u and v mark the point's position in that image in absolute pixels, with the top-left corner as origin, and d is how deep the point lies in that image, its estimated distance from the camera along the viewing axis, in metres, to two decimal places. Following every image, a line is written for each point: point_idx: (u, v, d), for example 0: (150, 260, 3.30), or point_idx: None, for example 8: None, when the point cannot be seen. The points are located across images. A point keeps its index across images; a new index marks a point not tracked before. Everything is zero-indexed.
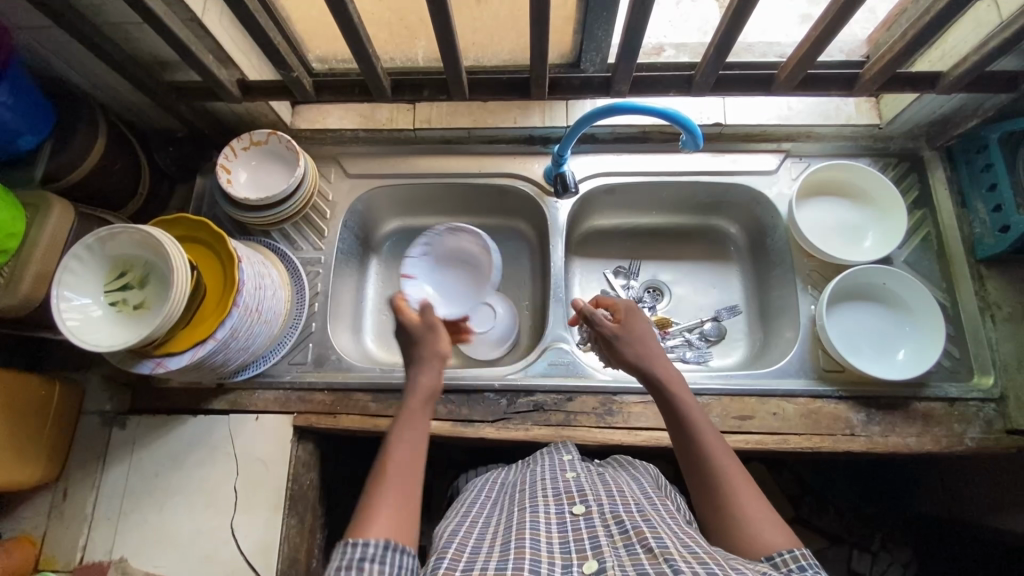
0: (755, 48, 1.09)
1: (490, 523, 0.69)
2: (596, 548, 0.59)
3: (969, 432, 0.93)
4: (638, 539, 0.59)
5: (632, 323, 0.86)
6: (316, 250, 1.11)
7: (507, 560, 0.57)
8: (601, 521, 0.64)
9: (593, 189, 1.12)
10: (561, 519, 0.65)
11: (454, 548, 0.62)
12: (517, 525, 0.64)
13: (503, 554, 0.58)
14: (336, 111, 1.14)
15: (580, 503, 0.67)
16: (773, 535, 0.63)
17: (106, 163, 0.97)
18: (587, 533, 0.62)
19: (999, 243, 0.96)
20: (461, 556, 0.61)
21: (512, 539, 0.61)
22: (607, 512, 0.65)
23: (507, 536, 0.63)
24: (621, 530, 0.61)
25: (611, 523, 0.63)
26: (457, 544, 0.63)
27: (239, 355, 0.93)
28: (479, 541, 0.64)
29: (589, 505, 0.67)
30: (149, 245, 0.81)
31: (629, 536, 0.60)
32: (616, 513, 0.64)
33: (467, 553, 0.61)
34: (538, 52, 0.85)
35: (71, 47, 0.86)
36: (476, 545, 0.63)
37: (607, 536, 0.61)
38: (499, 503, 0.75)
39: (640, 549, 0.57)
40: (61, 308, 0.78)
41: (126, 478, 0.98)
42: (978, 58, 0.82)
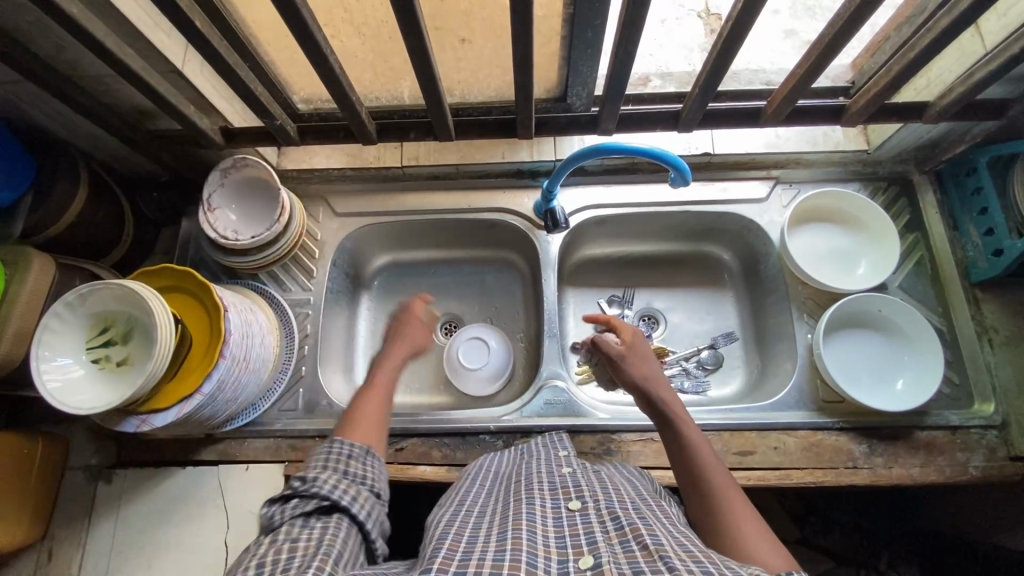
0: (740, 76, 1.09)
1: (485, 511, 0.65)
2: (592, 543, 0.56)
3: (972, 460, 0.92)
4: (633, 536, 0.56)
5: (637, 347, 0.88)
6: (305, 291, 1.09)
7: (503, 552, 0.54)
8: (597, 517, 0.60)
9: (584, 222, 1.11)
10: (556, 514, 0.61)
11: (451, 538, 0.58)
12: (513, 515, 0.61)
13: (499, 544, 0.55)
14: (323, 151, 1.14)
15: (576, 498, 0.64)
16: (771, 557, 0.60)
17: (89, 213, 0.95)
18: (583, 528, 0.58)
19: (994, 267, 0.96)
20: (455, 545, 0.57)
21: (507, 529, 0.58)
22: (603, 508, 0.62)
23: (502, 526, 0.59)
24: (617, 526, 0.58)
25: (607, 519, 0.60)
26: (454, 535, 0.59)
27: (228, 406, 0.91)
28: (475, 530, 0.59)
29: (586, 500, 0.64)
30: (130, 299, 0.79)
31: (625, 532, 0.57)
32: (612, 509, 0.62)
33: (462, 543, 0.57)
34: (523, 92, 0.84)
35: (47, 100, 0.85)
36: (471, 535, 0.59)
37: (603, 532, 0.58)
38: (490, 492, 0.72)
39: (635, 546, 0.54)
40: (42, 370, 0.76)
41: (113, 535, 0.95)
42: (964, 89, 0.81)
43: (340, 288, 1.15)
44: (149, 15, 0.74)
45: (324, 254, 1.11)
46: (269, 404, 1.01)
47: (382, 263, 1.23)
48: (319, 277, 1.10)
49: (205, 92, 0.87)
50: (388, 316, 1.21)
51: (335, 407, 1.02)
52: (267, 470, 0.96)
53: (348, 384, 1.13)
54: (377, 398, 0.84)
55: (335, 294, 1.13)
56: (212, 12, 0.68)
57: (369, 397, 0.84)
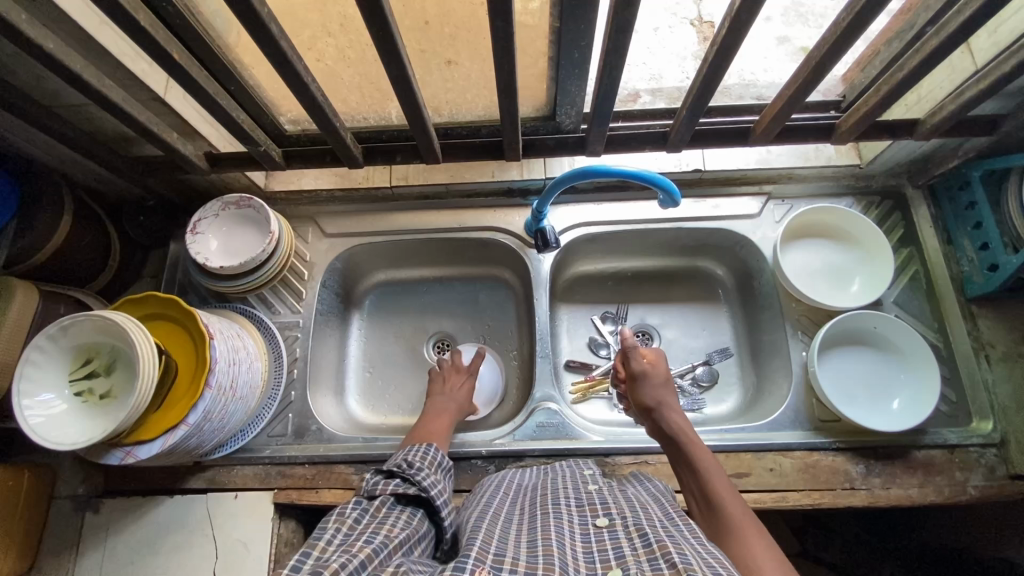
0: (731, 91, 1.07)
1: (513, 520, 0.66)
2: (621, 558, 0.56)
3: (971, 480, 0.91)
4: (661, 554, 0.54)
5: (657, 369, 0.91)
6: (294, 314, 1.07)
7: (535, 557, 0.55)
8: (625, 534, 0.60)
9: (575, 240, 1.10)
10: (584, 530, 0.62)
11: (486, 532, 0.60)
12: (542, 529, 0.61)
13: (531, 550, 0.57)
14: (311, 171, 1.13)
15: (604, 516, 0.64)
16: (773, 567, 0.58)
17: (74, 240, 0.94)
18: (611, 544, 0.58)
19: (988, 283, 0.95)
20: (490, 539, 0.59)
21: (539, 539, 0.59)
22: (630, 525, 0.61)
23: (533, 535, 0.60)
24: (645, 544, 0.56)
25: (635, 537, 0.58)
26: (488, 531, 0.61)
27: (215, 435, 0.89)
28: (505, 534, 0.61)
29: (613, 518, 0.63)
30: (113, 330, 0.78)
31: (652, 550, 0.55)
32: (640, 527, 0.60)
33: (495, 538, 0.59)
34: (510, 114, 0.83)
35: (28, 129, 0.84)
36: (504, 536, 0.61)
37: (631, 549, 0.56)
38: (517, 502, 0.72)
39: (663, 565, 0.52)
40: (24, 407, 0.74)
41: (99, 567, 0.93)
42: (956, 106, 0.81)
43: (330, 310, 1.14)
44: (128, 44, 0.73)
45: (313, 276, 1.10)
46: (258, 430, 1.00)
47: (374, 283, 1.22)
48: (309, 299, 1.09)
49: (188, 118, 0.86)
50: (380, 336, 1.20)
51: (325, 432, 1.01)
52: (257, 499, 0.95)
53: (339, 406, 1.11)
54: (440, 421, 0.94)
55: (326, 316, 1.12)
56: (191, 43, 0.67)
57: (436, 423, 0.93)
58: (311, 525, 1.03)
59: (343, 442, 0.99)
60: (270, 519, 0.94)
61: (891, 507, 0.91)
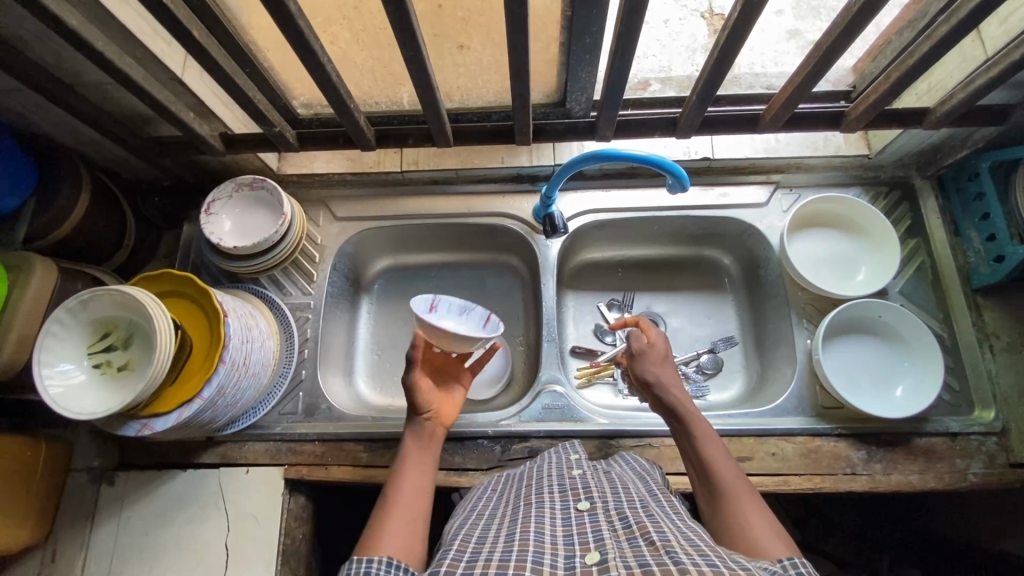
0: (741, 80, 1.08)
1: (498, 516, 0.67)
2: (599, 540, 0.57)
3: (972, 467, 0.92)
4: (640, 533, 0.57)
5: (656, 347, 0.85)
6: (305, 296, 1.09)
7: (509, 551, 0.55)
8: (605, 517, 0.62)
9: (583, 226, 1.11)
10: (565, 516, 0.63)
11: (462, 539, 0.61)
12: (524, 517, 0.63)
13: (506, 545, 0.56)
14: (323, 155, 1.14)
15: (585, 500, 0.66)
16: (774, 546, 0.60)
17: (91, 218, 0.96)
18: (590, 527, 0.60)
19: (994, 274, 0.96)
20: (465, 547, 0.59)
21: (517, 531, 0.59)
22: (612, 509, 0.63)
23: (511, 528, 0.61)
24: (624, 525, 0.59)
25: (615, 519, 0.61)
26: (464, 538, 0.61)
27: (227, 410, 0.91)
28: (485, 532, 0.62)
29: (595, 502, 0.65)
30: (132, 305, 0.80)
31: (632, 530, 0.57)
32: (621, 510, 0.63)
33: (472, 544, 0.60)
34: (521, 97, 0.84)
35: (49, 107, 0.85)
36: (482, 536, 0.61)
37: (611, 531, 0.59)
38: (503, 497, 0.74)
39: (642, 543, 0.55)
40: (44, 376, 0.76)
41: (115, 537, 0.96)
42: (965, 95, 0.81)
43: (340, 293, 1.15)
44: (149, 23, 0.74)
45: (325, 258, 1.11)
46: (269, 407, 1.02)
47: (383, 267, 1.24)
48: (320, 281, 1.10)
49: (204, 98, 0.87)
50: (388, 320, 1.22)
51: (335, 410, 1.03)
52: (268, 474, 0.97)
53: (348, 387, 1.13)
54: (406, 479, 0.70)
55: (336, 298, 1.14)
56: (211, 22, 0.69)
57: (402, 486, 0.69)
58: (320, 502, 1.05)
59: (353, 420, 1.01)
60: (280, 493, 0.96)
61: (891, 493, 0.92)
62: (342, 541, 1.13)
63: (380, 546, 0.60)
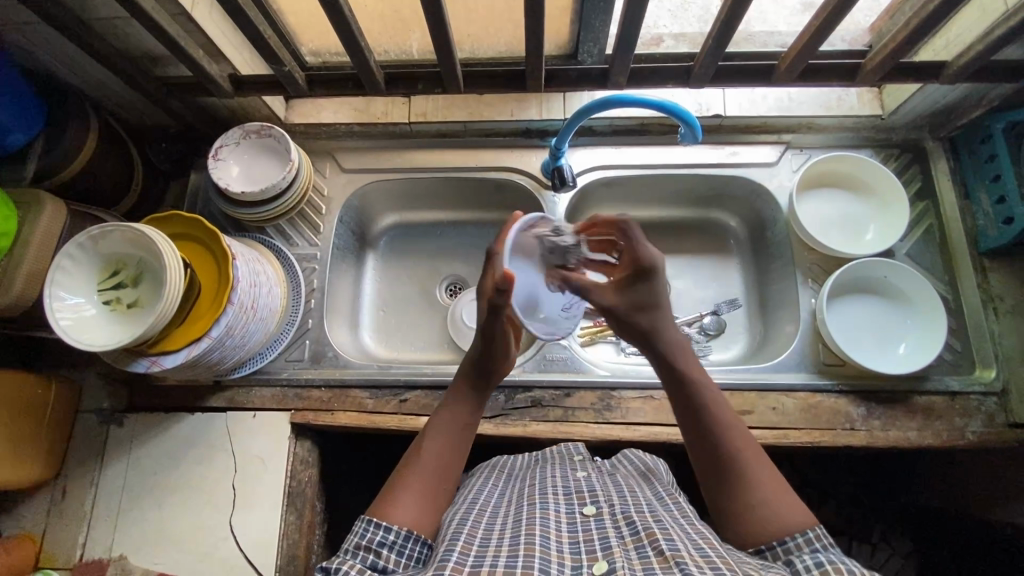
0: (755, 38, 1.03)
1: (500, 513, 0.67)
2: (607, 549, 0.57)
3: (970, 425, 0.93)
4: (649, 541, 0.57)
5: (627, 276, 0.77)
6: (312, 246, 1.09)
7: (516, 556, 0.54)
8: (613, 522, 0.62)
9: (591, 183, 1.10)
10: (571, 520, 0.63)
11: (465, 540, 0.59)
12: (527, 518, 0.62)
13: (511, 550, 0.55)
14: (330, 105, 1.13)
15: (591, 504, 0.66)
16: (790, 513, 0.62)
17: (99, 160, 0.95)
18: (598, 534, 0.60)
19: (1002, 236, 0.95)
20: (469, 548, 0.57)
21: (521, 533, 0.59)
22: (618, 513, 0.63)
23: (516, 529, 0.60)
24: (632, 532, 0.59)
25: (622, 524, 0.61)
26: (467, 536, 0.59)
27: (235, 352, 0.92)
28: (488, 531, 0.61)
29: (601, 506, 0.65)
30: (142, 243, 0.80)
31: (639, 538, 0.58)
32: (627, 514, 0.63)
33: (476, 545, 0.58)
34: (533, 41, 0.83)
35: (58, 42, 0.84)
36: (486, 535, 0.60)
37: (619, 537, 0.59)
38: (504, 494, 0.73)
39: (651, 552, 0.55)
40: (54, 308, 0.77)
41: (125, 476, 0.98)
42: (983, 47, 0.81)
43: (346, 246, 1.15)
44: None
45: (331, 210, 1.11)
46: (275, 353, 1.03)
47: (389, 223, 1.23)
48: (326, 233, 1.10)
49: (214, 37, 0.87)
50: (393, 276, 1.22)
51: (341, 358, 1.04)
52: (275, 418, 0.99)
53: (354, 339, 1.14)
54: (439, 436, 0.71)
55: (341, 251, 1.14)
56: None
57: (435, 446, 0.70)
58: (325, 449, 1.07)
59: (358, 368, 1.03)
60: (287, 438, 0.98)
61: (889, 449, 0.93)
62: (345, 490, 1.15)
63: (397, 509, 0.64)
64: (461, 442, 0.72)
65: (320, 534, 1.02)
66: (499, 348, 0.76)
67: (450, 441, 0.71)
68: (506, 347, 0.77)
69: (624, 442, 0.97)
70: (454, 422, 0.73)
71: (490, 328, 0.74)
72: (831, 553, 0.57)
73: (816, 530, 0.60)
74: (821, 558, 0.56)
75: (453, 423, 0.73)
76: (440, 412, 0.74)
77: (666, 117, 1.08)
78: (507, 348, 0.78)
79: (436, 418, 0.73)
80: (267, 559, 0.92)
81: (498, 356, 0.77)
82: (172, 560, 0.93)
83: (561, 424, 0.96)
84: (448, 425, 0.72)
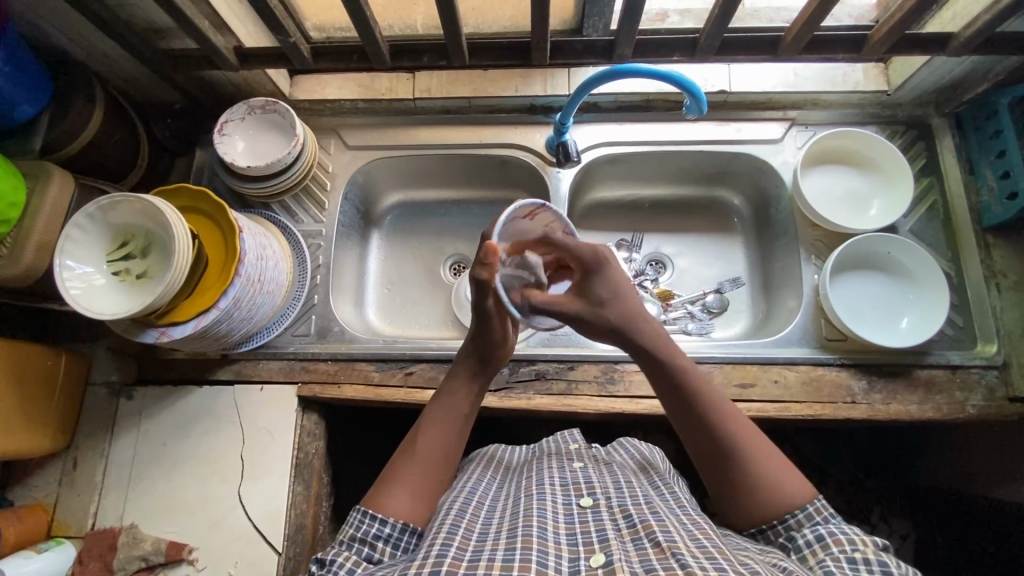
0: (760, 14, 0.99)
1: (496, 507, 0.67)
2: (604, 541, 0.57)
3: (970, 399, 0.94)
4: (645, 533, 0.57)
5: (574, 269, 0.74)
6: (318, 223, 1.10)
7: (513, 550, 0.55)
8: (609, 515, 0.62)
9: (595, 159, 1.10)
10: (568, 511, 0.63)
11: (461, 535, 0.59)
12: (524, 511, 0.62)
13: (508, 543, 0.56)
14: (335, 81, 1.13)
15: (588, 495, 0.66)
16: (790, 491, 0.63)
17: (106, 133, 0.96)
18: (595, 526, 0.60)
19: (1007, 210, 0.95)
20: (467, 544, 0.57)
21: (518, 527, 0.59)
22: (615, 505, 0.64)
23: (513, 522, 0.61)
24: (629, 523, 0.59)
25: (619, 516, 0.61)
26: (463, 531, 0.60)
27: (243, 325, 0.93)
28: (486, 525, 0.61)
29: (597, 498, 0.66)
30: (151, 215, 0.81)
31: (637, 529, 0.58)
32: (624, 506, 0.63)
33: (473, 540, 0.58)
34: (539, 12, 0.83)
35: (66, 13, 0.85)
36: (484, 530, 0.61)
37: (616, 529, 0.59)
38: (503, 487, 0.74)
39: (648, 544, 0.55)
40: (64, 277, 0.78)
41: (135, 447, 0.99)
42: (990, 17, 0.80)
43: (351, 223, 1.16)
44: None
45: (336, 186, 1.11)
46: (282, 328, 1.04)
47: (393, 202, 1.24)
48: (331, 210, 1.11)
49: (219, 8, 0.87)
50: (398, 255, 1.23)
51: (346, 333, 1.05)
52: (282, 391, 1.00)
53: (358, 315, 1.15)
54: (432, 428, 0.71)
55: (347, 229, 1.14)
56: None
57: (427, 437, 0.71)
58: (331, 423, 1.08)
59: (364, 342, 1.04)
60: (294, 410, 0.99)
61: (890, 422, 0.94)
62: (351, 465, 1.16)
63: (393, 501, 0.65)
64: (455, 433, 0.72)
65: (326, 506, 1.03)
66: (496, 330, 0.76)
67: (443, 433, 0.71)
68: (502, 333, 0.77)
69: (627, 415, 0.98)
70: (448, 415, 0.73)
71: (485, 307, 0.73)
72: (832, 524, 0.59)
73: (816, 502, 0.62)
74: (821, 531, 0.58)
75: (450, 414, 0.73)
76: (437, 400, 0.75)
77: (671, 92, 1.08)
78: (506, 333, 0.78)
79: (435, 407, 0.74)
80: (275, 528, 0.93)
81: (496, 343, 0.77)
82: (181, 529, 0.94)
83: (565, 397, 0.97)
84: (446, 414, 0.73)
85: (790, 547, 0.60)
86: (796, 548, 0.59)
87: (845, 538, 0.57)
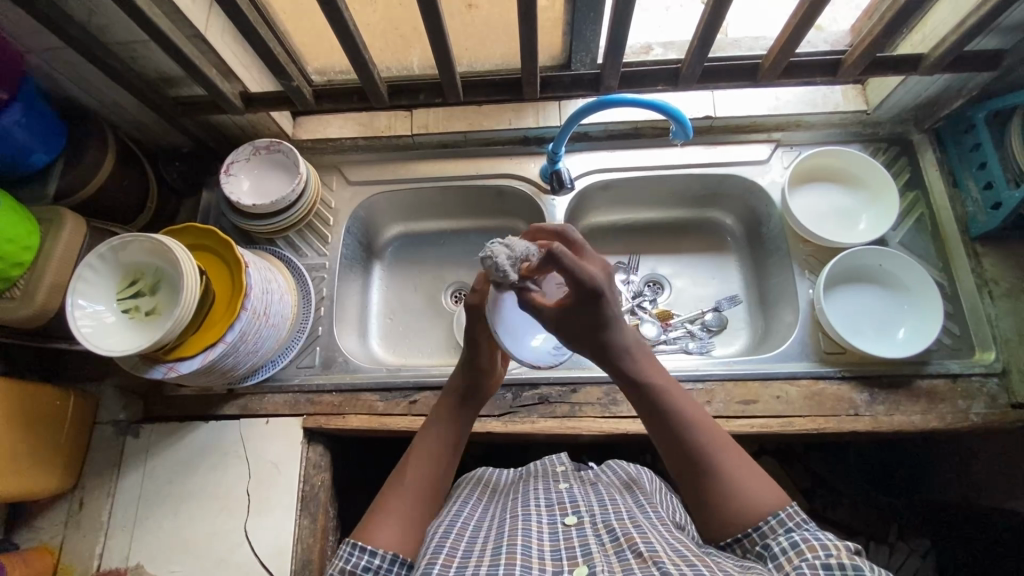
0: (740, 44, 1.05)
1: (484, 525, 0.67)
2: (587, 554, 0.57)
3: (973, 407, 0.94)
4: (628, 545, 0.57)
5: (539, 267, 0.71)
6: (320, 256, 1.12)
7: (497, 566, 0.55)
8: (593, 531, 0.62)
9: (588, 186, 1.14)
10: (553, 529, 0.63)
11: (446, 554, 0.60)
12: (508, 531, 0.62)
13: (492, 560, 0.56)
14: (336, 121, 1.18)
15: (573, 513, 0.66)
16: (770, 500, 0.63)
17: (117, 178, 1.00)
18: (578, 542, 0.60)
19: (992, 220, 0.98)
20: (451, 562, 0.58)
21: (503, 544, 0.59)
22: (599, 521, 0.63)
23: (498, 541, 0.61)
24: (612, 538, 0.59)
25: (603, 532, 0.61)
26: (448, 549, 0.60)
27: (249, 358, 0.95)
28: (471, 545, 0.61)
29: (582, 515, 0.65)
30: (159, 252, 0.84)
31: (619, 543, 0.58)
32: (608, 522, 0.63)
33: (458, 558, 0.59)
34: (528, 50, 0.87)
35: (81, 67, 0.90)
36: (468, 549, 0.61)
37: (599, 544, 0.59)
38: (488, 508, 0.74)
39: (630, 555, 0.56)
40: (76, 316, 0.80)
41: (141, 484, 0.99)
42: (957, 38, 0.85)
43: (353, 256, 1.18)
44: None
45: (338, 222, 1.15)
46: (287, 360, 1.05)
47: (393, 234, 1.27)
48: (334, 244, 1.13)
49: (226, 58, 0.92)
50: (399, 285, 1.25)
51: (351, 363, 1.06)
52: (288, 422, 1.00)
53: (362, 346, 1.16)
54: (418, 460, 0.71)
55: (349, 261, 1.17)
56: None
57: (416, 468, 0.71)
58: (336, 455, 1.08)
59: (368, 372, 1.05)
60: (300, 442, 0.99)
61: (894, 433, 0.94)
62: (356, 498, 1.15)
63: (384, 532, 0.64)
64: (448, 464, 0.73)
65: (332, 539, 1.01)
66: (483, 356, 0.78)
67: (429, 464, 0.71)
68: (486, 361, 0.79)
69: (631, 436, 0.98)
70: (439, 442, 0.74)
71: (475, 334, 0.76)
72: (806, 530, 0.58)
73: (789, 508, 0.61)
74: (795, 537, 0.57)
75: (438, 444, 0.74)
76: (427, 429, 0.76)
77: (659, 119, 1.12)
78: (495, 360, 0.80)
79: (422, 438, 0.74)
80: (280, 562, 0.93)
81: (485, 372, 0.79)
82: (186, 567, 0.94)
83: (568, 419, 0.98)
84: (431, 443, 0.74)
85: (766, 555, 0.58)
86: (772, 556, 0.57)
87: (820, 543, 0.55)
